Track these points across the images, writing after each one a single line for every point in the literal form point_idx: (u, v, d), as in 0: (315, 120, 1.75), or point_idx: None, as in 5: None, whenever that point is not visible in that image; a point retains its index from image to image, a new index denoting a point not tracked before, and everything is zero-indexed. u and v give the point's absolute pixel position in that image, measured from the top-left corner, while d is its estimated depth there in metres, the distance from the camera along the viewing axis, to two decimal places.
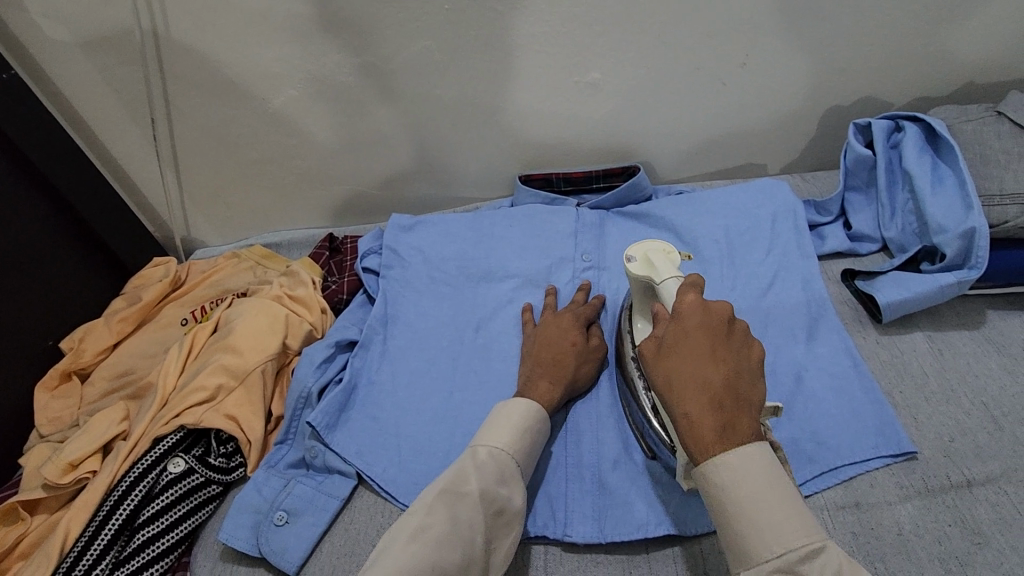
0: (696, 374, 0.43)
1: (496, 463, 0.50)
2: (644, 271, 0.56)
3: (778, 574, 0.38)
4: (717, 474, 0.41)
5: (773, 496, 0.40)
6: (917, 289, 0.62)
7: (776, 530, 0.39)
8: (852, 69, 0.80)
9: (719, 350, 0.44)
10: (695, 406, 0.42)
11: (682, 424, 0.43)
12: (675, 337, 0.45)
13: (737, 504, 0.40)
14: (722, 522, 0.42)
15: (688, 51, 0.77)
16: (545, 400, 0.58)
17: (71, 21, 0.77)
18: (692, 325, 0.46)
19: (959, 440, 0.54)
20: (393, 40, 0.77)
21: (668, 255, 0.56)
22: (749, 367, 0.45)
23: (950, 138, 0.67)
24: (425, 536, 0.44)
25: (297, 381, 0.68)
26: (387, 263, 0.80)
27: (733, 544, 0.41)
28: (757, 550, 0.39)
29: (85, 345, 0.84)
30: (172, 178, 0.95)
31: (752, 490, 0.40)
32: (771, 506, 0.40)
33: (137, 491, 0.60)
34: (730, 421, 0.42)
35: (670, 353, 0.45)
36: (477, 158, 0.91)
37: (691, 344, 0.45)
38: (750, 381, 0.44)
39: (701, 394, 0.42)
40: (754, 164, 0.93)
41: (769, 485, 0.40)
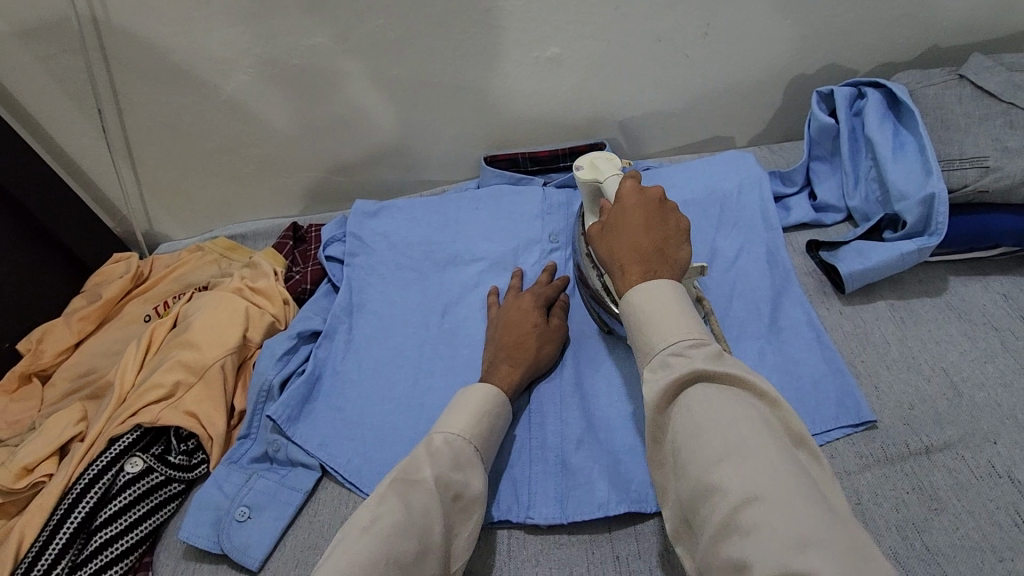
0: (626, 234, 0.49)
1: (451, 450, 0.50)
2: (589, 175, 0.61)
3: (670, 356, 0.42)
4: (636, 301, 0.45)
5: (678, 311, 0.43)
6: (879, 257, 0.62)
7: (675, 328, 0.43)
8: (817, 36, 0.79)
9: (651, 220, 0.49)
10: (625, 257, 0.48)
11: (615, 273, 0.48)
12: (614, 213, 0.51)
13: (647, 317, 0.44)
14: (636, 339, 0.45)
15: (649, 22, 0.76)
16: (506, 384, 0.57)
17: (6, 10, 0.73)
18: (629, 197, 0.51)
19: (919, 408, 0.54)
20: (347, 19, 0.74)
21: (612, 161, 0.61)
22: (679, 234, 0.49)
23: (911, 103, 0.66)
24: (379, 527, 0.43)
25: (257, 374, 0.67)
26: (350, 251, 0.79)
27: (643, 352, 0.44)
28: (657, 346, 0.43)
29: (44, 346, 0.82)
30: (127, 171, 0.92)
31: (663, 306, 0.44)
32: (675, 317, 0.43)
33: (92, 494, 0.58)
34: (653, 266, 0.46)
35: (610, 221, 0.51)
36: (440, 139, 0.88)
37: (624, 214, 0.50)
38: (678, 245, 0.48)
39: (628, 249, 0.48)
40: (722, 137, 0.91)
41: (674, 299, 0.44)
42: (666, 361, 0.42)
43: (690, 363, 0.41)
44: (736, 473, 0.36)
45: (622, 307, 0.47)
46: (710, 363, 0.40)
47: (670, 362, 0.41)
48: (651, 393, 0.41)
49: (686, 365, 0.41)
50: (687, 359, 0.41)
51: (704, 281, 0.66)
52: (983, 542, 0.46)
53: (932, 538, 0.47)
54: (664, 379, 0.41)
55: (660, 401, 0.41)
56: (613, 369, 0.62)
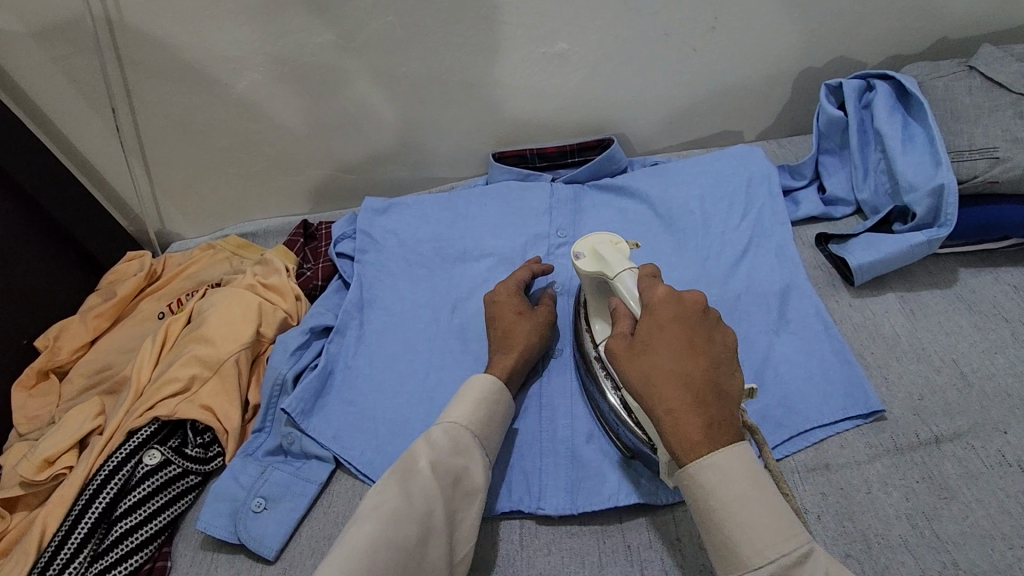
0: (672, 368, 0.44)
1: (449, 437, 0.51)
2: (595, 266, 0.58)
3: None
4: (704, 475, 0.41)
5: (757, 495, 0.40)
6: (888, 249, 0.62)
7: (764, 529, 0.40)
8: (824, 29, 0.79)
9: (695, 342, 0.46)
10: (676, 406, 0.43)
11: (665, 423, 0.43)
12: (649, 330, 0.47)
13: (723, 503, 0.41)
14: (708, 527, 0.42)
15: (656, 16, 0.76)
16: (501, 370, 0.58)
17: (22, 11, 0.75)
18: (666, 313, 0.47)
19: (928, 398, 0.54)
20: (356, 17, 0.75)
21: (617, 247, 0.59)
22: (724, 358, 0.46)
23: (920, 94, 0.66)
24: (380, 512, 0.45)
25: (271, 368, 0.68)
26: (361, 247, 0.79)
27: (724, 551, 0.41)
28: (750, 561, 0.39)
29: (61, 343, 0.83)
30: (140, 170, 0.93)
31: (735, 485, 0.41)
32: (755, 503, 0.40)
33: (113, 484, 0.59)
34: (714, 419, 0.42)
35: (645, 345, 0.46)
36: (448, 136, 0.89)
37: (663, 337, 0.46)
38: (727, 373, 0.45)
39: (679, 389, 0.43)
40: (730, 132, 0.91)
41: (752, 479, 0.41)
42: None
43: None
44: None
45: (684, 476, 0.42)
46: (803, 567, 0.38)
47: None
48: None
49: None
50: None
51: (713, 275, 0.66)
52: (994, 529, 0.46)
53: (942, 527, 0.47)
54: None
55: None
56: None
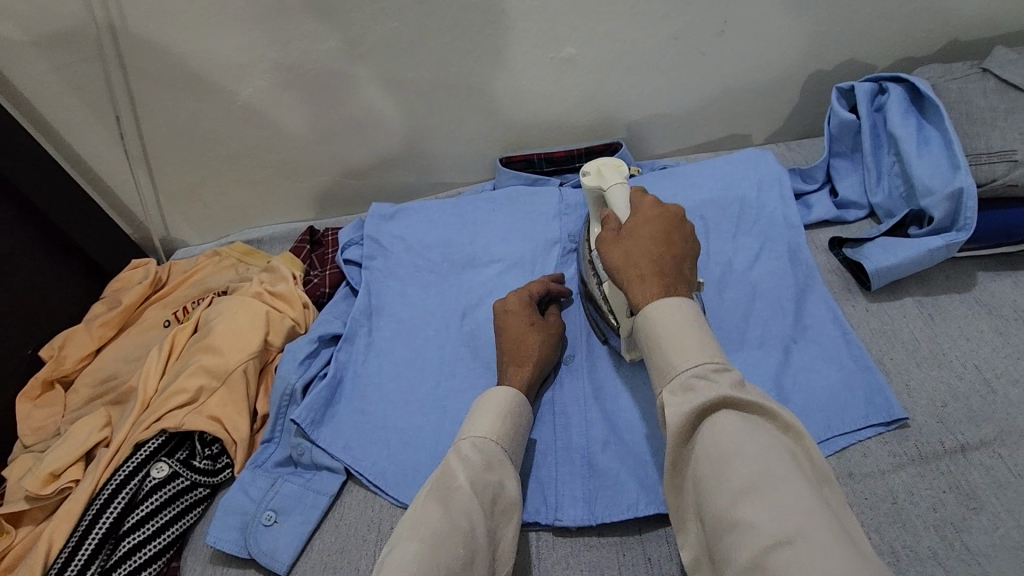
0: (646, 247, 0.49)
1: (481, 454, 0.50)
2: (594, 181, 0.60)
3: (693, 378, 0.41)
4: (655, 316, 0.45)
5: (697, 329, 0.43)
6: (905, 253, 0.61)
7: (695, 350, 0.42)
8: (833, 32, 0.79)
9: (670, 235, 0.50)
10: (644, 271, 0.47)
11: (631, 282, 0.47)
12: (633, 224, 0.51)
13: (668, 333, 0.43)
14: (651, 354, 0.44)
15: (665, 21, 0.75)
16: (517, 384, 0.57)
17: (25, 20, 0.74)
18: (650, 211, 0.52)
19: (952, 405, 0.54)
20: (363, 24, 0.74)
21: (619, 168, 0.61)
22: (692, 256, 0.50)
23: (934, 97, 0.65)
24: (425, 531, 0.43)
25: (280, 378, 0.67)
26: (369, 254, 0.79)
27: (661, 370, 0.43)
28: (681, 367, 0.42)
29: (66, 352, 0.82)
30: (144, 177, 0.93)
31: (682, 324, 0.43)
32: (691, 333, 0.43)
33: (120, 499, 0.59)
34: (673, 284, 0.46)
35: (627, 233, 0.51)
36: (455, 141, 0.88)
37: (645, 227, 0.50)
38: (692, 266, 0.50)
39: (648, 261, 0.48)
40: (739, 135, 0.91)
41: (692, 316, 0.44)
42: (689, 385, 0.41)
43: (715, 388, 0.40)
44: (757, 509, 0.34)
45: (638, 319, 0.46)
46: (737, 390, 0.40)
47: (693, 385, 0.41)
48: (677, 417, 0.40)
49: (710, 388, 0.40)
50: (710, 383, 0.40)
51: (727, 280, 0.66)
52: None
53: (971, 538, 0.46)
54: (686, 404, 0.40)
55: (682, 432, 0.40)
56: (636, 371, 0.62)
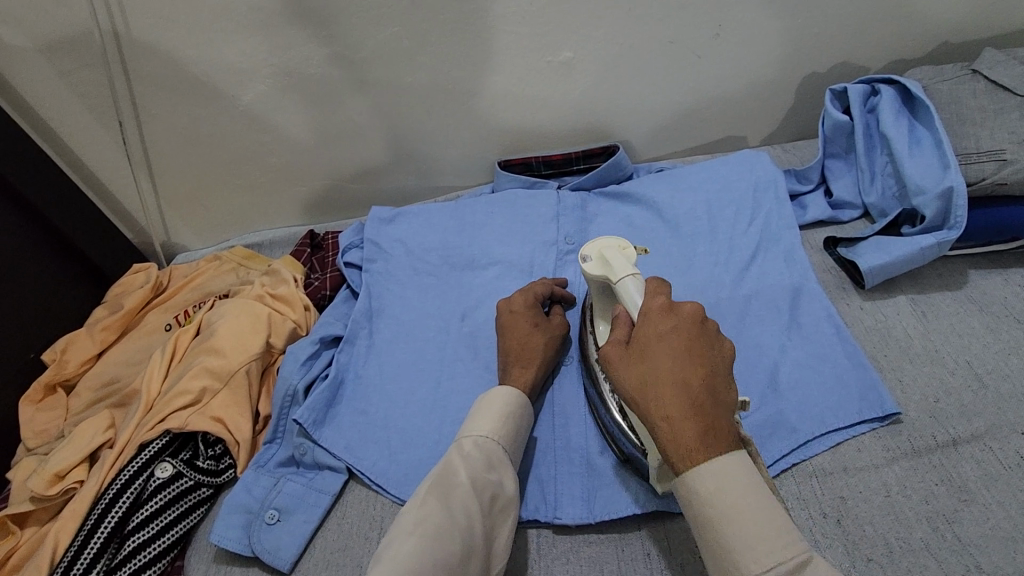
0: (668, 374, 0.43)
1: (482, 452, 0.51)
2: (599, 268, 0.57)
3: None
4: (700, 481, 0.40)
5: (755, 503, 0.39)
6: (898, 251, 0.62)
7: (760, 539, 0.38)
8: (825, 35, 0.80)
9: (693, 349, 0.45)
10: (673, 412, 0.42)
11: (661, 430, 0.42)
12: (645, 338, 0.46)
13: (719, 510, 0.39)
14: (705, 536, 0.40)
15: (660, 25, 0.76)
16: (522, 385, 0.58)
17: (29, 27, 0.75)
18: (662, 324, 0.46)
19: (944, 400, 0.54)
20: (361, 29, 0.75)
21: (623, 251, 0.57)
22: (722, 366, 0.45)
23: (925, 98, 0.66)
24: (425, 526, 0.44)
25: (282, 379, 0.67)
26: (369, 257, 0.79)
27: (719, 557, 0.39)
28: (747, 567, 0.37)
29: (68, 357, 0.82)
30: (145, 182, 0.93)
31: (732, 494, 0.39)
32: (751, 507, 0.39)
33: (125, 498, 0.59)
34: (711, 424, 0.41)
35: (641, 354, 0.45)
36: (454, 145, 0.89)
37: (661, 346, 0.45)
38: (725, 383, 0.44)
39: (677, 398, 0.42)
40: (734, 137, 0.92)
41: (745, 480, 0.39)
42: None
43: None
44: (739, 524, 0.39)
45: (680, 482, 0.41)
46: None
47: None
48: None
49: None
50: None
51: (724, 280, 0.67)
52: (1015, 531, 0.46)
53: (963, 529, 0.47)
54: None
55: None
56: None
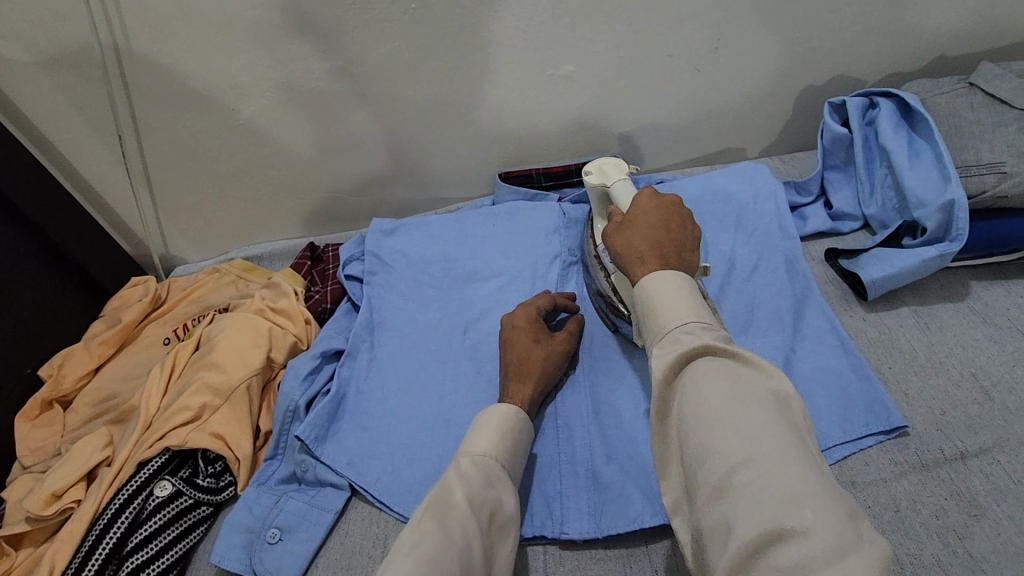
0: (644, 231, 0.51)
1: (480, 470, 0.50)
2: (597, 179, 0.64)
3: (680, 335, 0.42)
4: (652, 285, 0.46)
5: (691, 294, 0.44)
6: (900, 264, 0.62)
7: (682, 311, 0.43)
8: (823, 49, 0.81)
9: (668, 221, 0.52)
10: (639, 253, 0.49)
11: (631, 268, 0.49)
12: (632, 213, 0.54)
13: (660, 297, 0.45)
14: (646, 320, 0.46)
15: (660, 38, 0.77)
16: (519, 400, 0.58)
17: (28, 41, 0.75)
18: (647, 201, 0.54)
19: (950, 413, 0.54)
20: (363, 43, 0.76)
21: (619, 166, 0.65)
22: (692, 236, 0.51)
23: (924, 111, 0.67)
24: (421, 548, 0.42)
25: (283, 395, 0.67)
26: (370, 270, 0.79)
27: (654, 333, 0.44)
28: (667, 326, 0.43)
29: (65, 372, 0.82)
30: (144, 196, 0.93)
31: (673, 287, 0.45)
32: (688, 304, 0.44)
33: (123, 518, 0.58)
34: (668, 259, 0.48)
35: (627, 224, 0.53)
36: (454, 157, 0.89)
37: (643, 217, 0.53)
38: (691, 248, 0.51)
39: (648, 245, 0.49)
40: (733, 149, 0.92)
41: (686, 287, 0.45)
42: (677, 340, 0.42)
43: (696, 339, 0.41)
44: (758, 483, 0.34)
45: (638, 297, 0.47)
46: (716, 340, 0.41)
47: (681, 339, 0.42)
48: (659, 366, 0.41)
49: (689, 341, 0.41)
50: (694, 337, 0.41)
51: (726, 291, 0.66)
52: None
53: (974, 545, 0.47)
54: (670, 355, 0.42)
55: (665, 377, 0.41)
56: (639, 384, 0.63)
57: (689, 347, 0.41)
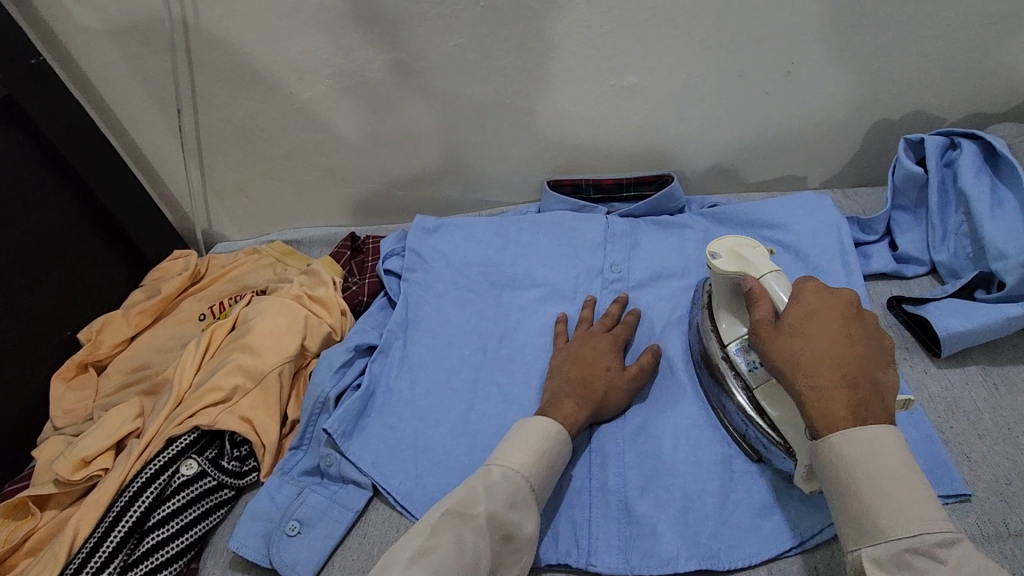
0: (824, 350, 0.44)
1: (507, 484, 0.49)
2: (733, 266, 0.56)
3: (907, 554, 0.38)
4: (852, 449, 0.41)
5: (907, 481, 0.40)
6: (982, 320, 0.58)
7: (911, 515, 0.39)
8: (904, 82, 0.77)
9: (848, 332, 0.45)
10: (828, 380, 0.43)
11: (810, 399, 0.43)
12: (797, 320, 0.46)
13: (870, 487, 0.40)
14: (845, 499, 0.41)
15: (732, 58, 0.74)
16: (569, 421, 0.56)
17: (100, 8, 0.76)
18: (813, 305, 0.47)
19: (1016, 484, 0.51)
20: (427, 37, 0.74)
21: (757, 249, 0.56)
22: (879, 352, 0.45)
23: (1011, 157, 0.63)
24: (428, 559, 0.43)
25: (314, 385, 0.66)
26: (410, 266, 0.78)
27: (859, 524, 0.40)
28: (888, 532, 0.39)
29: (103, 337, 0.83)
30: (195, 169, 0.94)
31: (882, 461, 0.40)
32: (906, 486, 0.39)
33: (148, 494, 0.58)
34: (865, 399, 0.42)
35: (794, 334, 0.46)
36: (504, 160, 0.88)
37: (815, 321, 0.46)
38: (882, 368, 0.45)
39: (834, 372, 0.43)
40: (792, 177, 0.89)
41: (895, 456, 0.40)
42: (902, 559, 0.38)
43: (940, 574, 0.37)
44: None
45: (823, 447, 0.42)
46: (966, 573, 0.36)
47: (909, 563, 0.38)
48: None
49: (930, 572, 0.37)
50: (933, 562, 0.37)
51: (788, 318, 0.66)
52: None
53: None
54: None
55: None
56: (679, 414, 0.60)
57: None
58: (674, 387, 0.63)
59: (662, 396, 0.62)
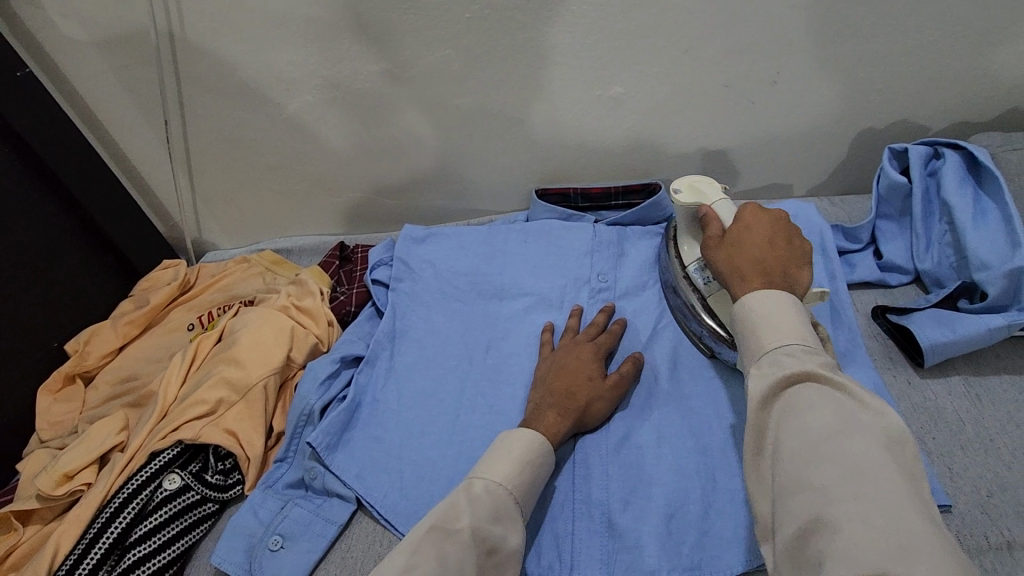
0: (750, 247, 0.50)
1: (490, 498, 0.49)
2: (690, 198, 0.61)
3: (781, 356, 0.43)
4: (753, 303, 0.46)
5: (792, 315, 0.44)
6: (964, 331, 0.58)
7: (787, 330, 0.43)
8: (889, 90, 0.77)
9: (774, 237, 0.51)
10: (746, 265, 0.49)
11: (731, 281, 0.49)
12: (734, 230, 0.53)
13: (758, 318, 0.45)
14: (741, 337, 0.46)
15: (718, 68, 0.74)
16: (551, 434, 0.55)
17: (86, 19, 0.76)
18: (749, 218, 0.53)
19: (998, 496, 0.51)
20: (414, 48, 0.75)
21: (713, 183, 0.61)
22: (802, 253, 0.50)
23: (993, 166, 0.63)
24: None
25: (299, 398, 0.66)
26: (396, 276, 0.78)
27: (749, 349, 0.45)
28: (768, 344, 0.44)
29: (90, 348, 0.82)
30: (183, 179, 0.94)
31: (776, 307, 0.45)
32: (792, 324, 0.44)
33: (130, 509, 0.58)
34: (775, 276, 0.47)
35: (731, 240, 0.52)
36: (493, 169, 0.88)
37: (747, 229, 0.52)
38: (799, 266, 0.49)
39: (753, 262, 0.49)
40: (780, 185, 0.89)
41: (786, 305, 0.45)
42: (775, 361, 0.43)
43: (799, 364, 0.41)
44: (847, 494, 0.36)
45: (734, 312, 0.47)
46: (823, 367, 0.41)
47: (779, 363, 0.42)
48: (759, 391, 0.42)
49: (796, 366, 0.42)
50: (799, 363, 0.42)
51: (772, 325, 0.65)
52: None
53: None
54: (768, 380, 0.42)
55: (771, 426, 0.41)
56: (663, 424, 0.60)
57: (790, 374, 0.41)
58: (658, 398, 0.63)
59: (647, 407, 0.62)
